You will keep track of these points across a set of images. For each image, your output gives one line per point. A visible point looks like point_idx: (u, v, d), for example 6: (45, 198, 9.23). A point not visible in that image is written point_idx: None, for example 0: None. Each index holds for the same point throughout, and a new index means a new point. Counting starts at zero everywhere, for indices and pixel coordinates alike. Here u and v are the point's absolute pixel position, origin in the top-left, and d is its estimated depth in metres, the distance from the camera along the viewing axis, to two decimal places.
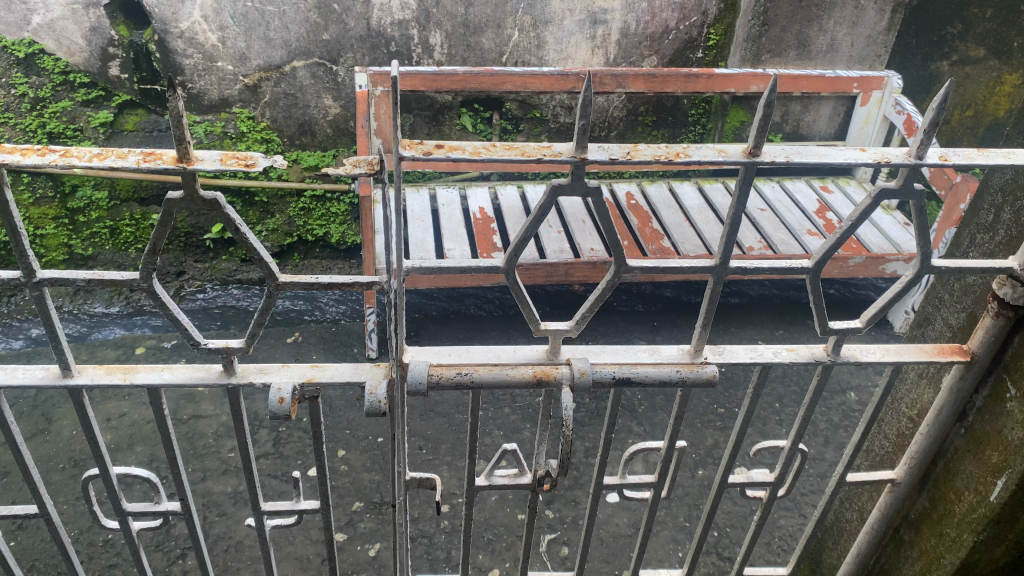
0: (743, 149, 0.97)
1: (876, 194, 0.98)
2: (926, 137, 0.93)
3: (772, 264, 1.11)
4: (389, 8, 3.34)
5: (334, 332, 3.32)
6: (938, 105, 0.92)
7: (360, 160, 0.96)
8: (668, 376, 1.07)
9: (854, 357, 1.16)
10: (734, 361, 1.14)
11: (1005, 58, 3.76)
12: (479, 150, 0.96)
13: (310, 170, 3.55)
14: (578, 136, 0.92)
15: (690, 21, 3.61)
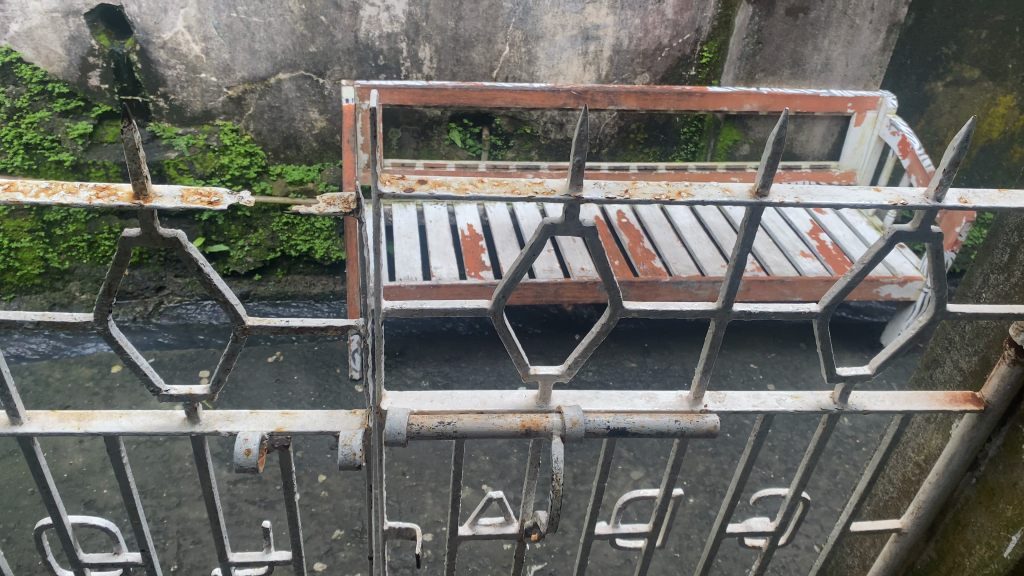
0: (749, 188, 0.91)
1: (889, 237, 0.91)
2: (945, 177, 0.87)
3: (778, 307, 1.04)
4: (378, 21, 3.27)
5: (316, 351, 3.24)
6: (960, 143, 0.85)
7: (335, 198, 0.89)
8: (666, 427, 1.00)
9: (861, 407, 1.09)
10: (736, 409, 1.07)
11: (999, 80, 3.69)
12: (465, 186, 0.90)
13: (294, 184, 3.49)
14: (573, 173, 0.85)
15: (684, 38, 3.56)
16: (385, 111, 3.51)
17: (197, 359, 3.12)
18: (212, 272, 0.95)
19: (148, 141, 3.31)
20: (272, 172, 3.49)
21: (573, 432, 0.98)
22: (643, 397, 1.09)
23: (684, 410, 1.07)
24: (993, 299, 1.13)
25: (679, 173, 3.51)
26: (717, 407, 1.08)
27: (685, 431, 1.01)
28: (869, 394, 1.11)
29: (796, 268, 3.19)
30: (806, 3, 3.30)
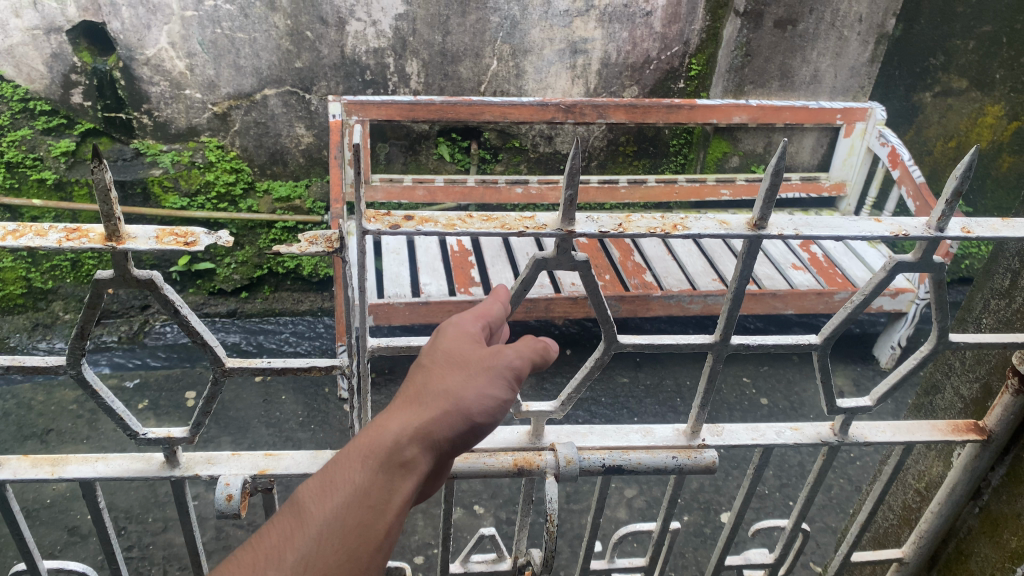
0: (747, 222, 0.98)
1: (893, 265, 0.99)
2: (946, 208, 0.94)
3: (779, 338, 1.17)
4: (364, 36, 3.24)
5: None
6: (962, 174, 0.93)
7: (318, 236, 0.88)
8: (664, 463, 1.03)
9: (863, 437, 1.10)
10: (734, 442, 1.11)
11: (987, 90, 3.69)
12: (452, 222, 0.91)
13: (282, 202, 3.45)
14: (566, 206, 0.88)
15: (672, 51, 3.55)
16: (372, 125, 3.47)
17: (183, 381, 3.10)
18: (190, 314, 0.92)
19: (132, 158, 3.28)
20: (259, 188, 3.45)
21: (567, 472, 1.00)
22: (638, 433, 1.13)
23: (681, 444, 1.12)
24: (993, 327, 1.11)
25: (668, 187, 3.49)
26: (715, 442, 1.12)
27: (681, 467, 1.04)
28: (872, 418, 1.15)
29: (787, 281, 3.22)
30: (794, 15, 3.29)
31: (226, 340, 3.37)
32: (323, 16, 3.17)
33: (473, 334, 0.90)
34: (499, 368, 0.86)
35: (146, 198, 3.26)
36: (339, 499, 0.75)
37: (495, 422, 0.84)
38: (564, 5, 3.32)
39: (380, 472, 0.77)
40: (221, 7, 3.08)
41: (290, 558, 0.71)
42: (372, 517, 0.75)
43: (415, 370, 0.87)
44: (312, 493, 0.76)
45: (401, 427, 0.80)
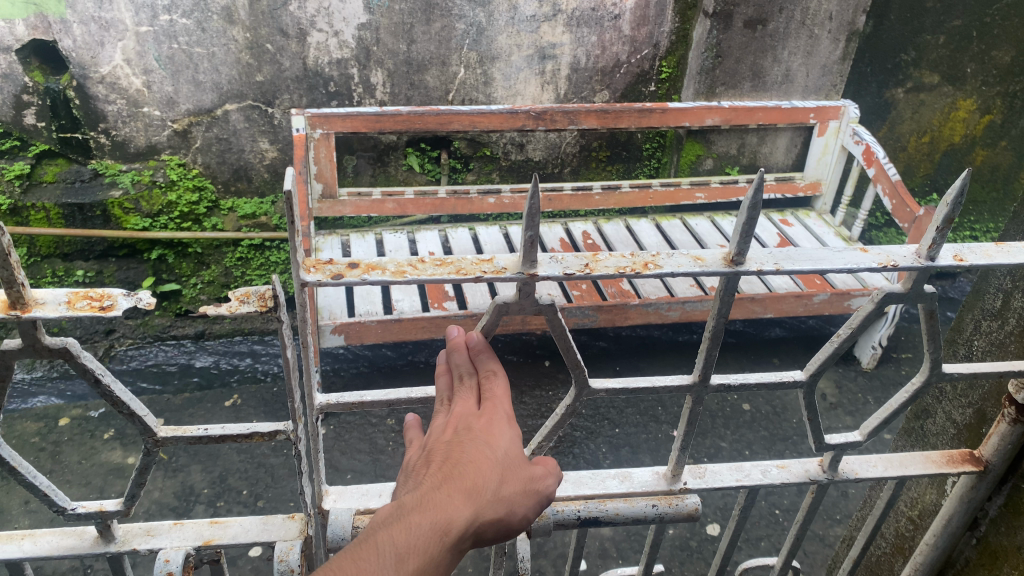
0: (723, 257, 1.14)
1: (885, 293, 1.14)
2: (937, 236, 1.09)
3: (760, 377, 1.38)
4: (327, 46, 3.16)
5: (276, 393, 3.14)
6: (952, 203, 1.05)
7: (251, 295, 0.93)
8: (643, 510, 1.32)
9: (853, 472, 1.24)
10: (714, 481, 1.41)
11: (959, 84, 3.74)
12: (401, 269, 1.06)
13: (247, 219, 3.38)
14: (526, 251, 1.03)
15: (642, 54, 3.49)
16: (338, 138, 3.38)
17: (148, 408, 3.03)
18: (116, 381, 0.97)
19: (90, 179, 3.16)
20: (224, 206, 3.37)
21: (542, 524, 1.28)
22: (621, 477, 1.42)
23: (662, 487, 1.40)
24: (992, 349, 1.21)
25: (643, 191, 3.44)
26: (703, 484, 1.42)
27: (665, 514, 1.33)
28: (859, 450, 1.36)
29: (766, 284, 3.23)
30: (764, 14, 3.25)
31: (197, 363, 3.30)
32: (284, 27, 3.08)
33: (515, 437, 1.02)
34: (536, 493, 0.99)
35: (106, 220, 3.14)
36: (416, 567, 0.81)
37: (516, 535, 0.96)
38: (530, 10, 3.24)
39: (449, 555, 0.85)
40: (177, 22, 2.98)
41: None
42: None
43: (476, 452, 0.96)
44: (392, 553, 0.82)
45: (472, 515, 0.89)
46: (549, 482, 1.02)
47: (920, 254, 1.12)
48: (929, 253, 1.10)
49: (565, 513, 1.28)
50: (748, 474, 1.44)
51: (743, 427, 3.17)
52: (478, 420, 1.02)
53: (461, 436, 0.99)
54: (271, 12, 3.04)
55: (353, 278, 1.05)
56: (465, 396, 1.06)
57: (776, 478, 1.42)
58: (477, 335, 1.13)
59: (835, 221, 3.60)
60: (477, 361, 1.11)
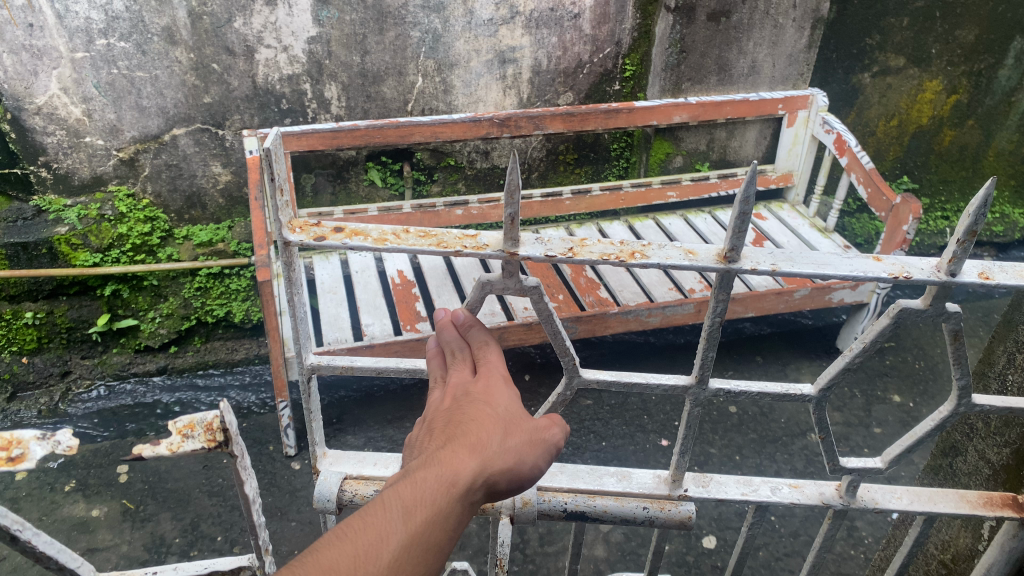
0: (719, 255, 1.18)
1: (904, 308, 1.18)
2: (960, 249, 1.10)
3: (762, 386, 1.38)
4: (276, 63, 3.01)
5: (246, 429, 3.00)
6: (976, 212, 1.06)
7: (198, 429, 1.03)
8: (633, 511, 1.36)
9: (874, 503, 1.35)
10: (717, 492, 1.44)
11: (924, 66, 3.72)
12: (383, 238, 1.19)
13: (203, 247, 3.23)
14: (509, 227, 1.12)
15: (605, 52, 3.39)
16: (294, 157, 3.22)
17: (110, 455, 2.87)
18: (41, 538, 1.09)
19: (33, 216, 3.00)
20: (178, 236, 3.23)
21: (527, 511, 1.36)
22: (618, 477, 1.46)
23: (662, 493, 1.44)
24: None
25: (615, 193, 3.34)
26: (704, 494, 1.43)
27: (657, 518, 1.38)
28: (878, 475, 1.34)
29: (746, 283, 3.15)
30: (727, 6, 3.15)
31: (158, 402, 3.16)
32: (229, 45, 2.93)
33: (512, 396, 1.05)
34: (543, 442, 1.02)
35: (54, 258, 2.96)
36: (424, 519, 0.84)
37: (529, 485, 0.99)
38: (487, 14, 3.12)
39: (457, 505, 0.88)
40: (115, 46, 2.82)
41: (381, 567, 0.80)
42: (445, 546, 0.85)
43: (478, 410, 1.00)
44: (399, 509, 0.84)
45: (477, 467, 0.92)
46: (554, 434, 1.05)
47: (939, 269, 1.15)
48: (950, 268, 1.13)
49: (552, 504, 1.35)
50: (756, 491, 1.44)
51: (731, 430, 3.09)
52: (478, 385, 1.07)
53: (461, 399, 1.04)
54: (215, 30, 2.88)
55: (334, 241, 1.19)
56: (460, 366, 1.11)
57: (786, 496, 1.41)
58: (462, 312, 1.19)
59: (809, 212, 3.54)
60: (467, 335, 1.16)
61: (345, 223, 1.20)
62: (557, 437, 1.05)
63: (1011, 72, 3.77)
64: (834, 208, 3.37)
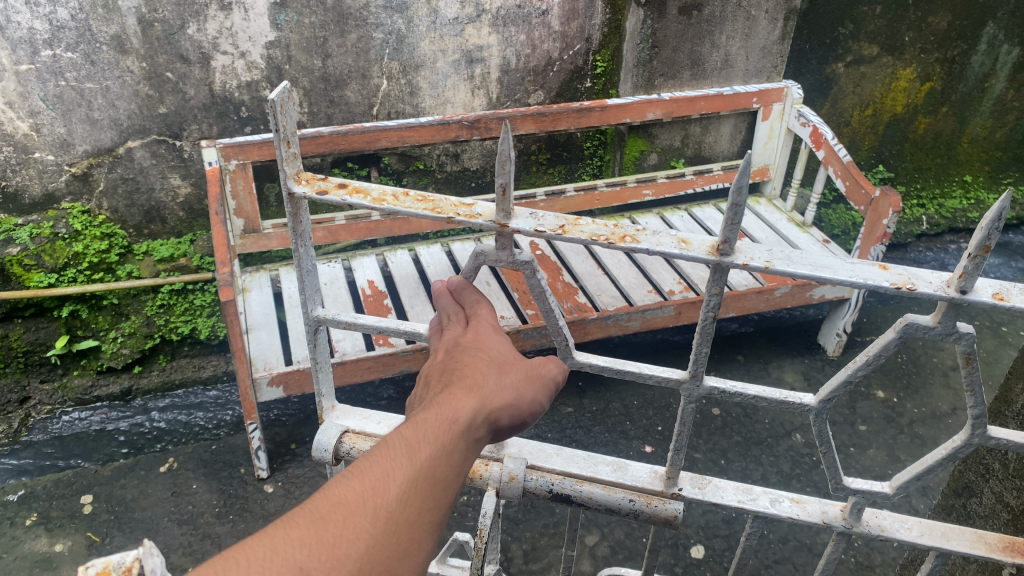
0: (713, 247, 1.19)
1: (910, 324, 1.13)
2: (971, 265, 1.04)
3: (759, 390, 1.38)
4: (233, 70, 2.88)
5: (216, 451, 2.89)
6: (989, 228, 0.99)
7: None
8: (618, 501, 1.43)
9: (878, 529, 1.38)
10: (712, 496, 1.48)
11: (898, 54, 3.67)
12: (381, 198, 1.31)
13: (165, 262, 3.11)
14: (500, 199, 1.23)
15: (574, 49, 3.29)
16: (257, 167, 3.10)
17: (72, 485, 2.75)
18: None
19: None
20: (138, 251, 3.10)
21: (514, 488, 1.43)
22: (613, 466, 1.53)
23: (656, 488, 1.49)
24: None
25: (590, 194, 3.26)
26: (698, 496, 1.48)
27: (642, 512, 1.43)
28: (886, 502, 1.33)
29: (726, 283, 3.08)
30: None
31: (122, 426, 3.02)
32: (183, 53, 2.80)
33: (498, 346, 1.24)
34: (532, 384, 1.22)
35: (6, 280, 2.85)
36: (433, 447, 0.99)
37: (515, 424, 1.17)
38: (452, 12, 3.02)
39: (460, 438, 1.03)
40: (61, 56, 2.68)
41: (400, 488, 0.92)
42: (454, 468, 1.00)
43: (474, 360, 1.19)
44: (412, 442, 0.98)
45: (474, 406, 1.08)
46: (544, 372, 1.28)
47: (951, 285, 1.09)
48: (960, 285, 1.07)
49: (538, 483, 1.44)
50: (755, 500, 1.46)
51: (716, 434, 3.03)
52: (470, 338, 1.25)
53: (459, 352, 1.22)
54: (167, 38, 2.75)
55: (335, 196, 1.33)
56: (456, 323, 1.32)
57: (786, 510, 1.43)
58: (455, 279, 1.40)
59: (787, 206, 3.48)
60: (461, 297, 1.37)
61: (349, 181, 1.34)
62: (551, 373, 1.28)
63: (984, 58, 3.74)
64: (812, 201, 3.31)
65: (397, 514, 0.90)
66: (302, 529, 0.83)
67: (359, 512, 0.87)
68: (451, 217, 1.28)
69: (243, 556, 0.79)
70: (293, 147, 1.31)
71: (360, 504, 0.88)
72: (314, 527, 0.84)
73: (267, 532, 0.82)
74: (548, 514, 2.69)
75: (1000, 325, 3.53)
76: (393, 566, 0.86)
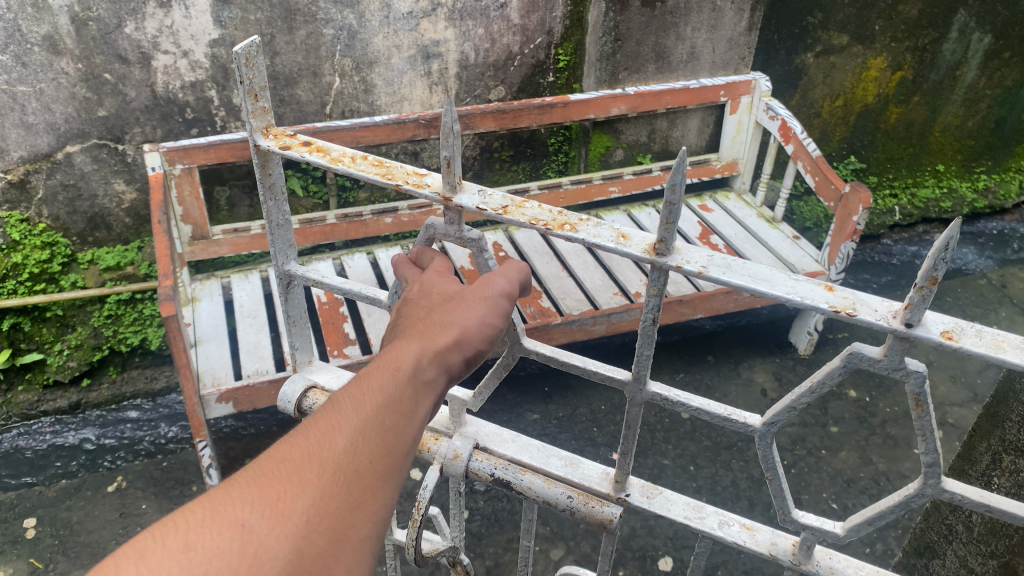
0: (648, 246, 1.10)
1: (854, 354, 1.03)
2: (918, 296, 0.94)
3: (702, 403, 1.30)
4: (175, 70, 2.75)
5: (166, 468, 2.78)
6: (939, 257, 0.89)
7: None
8: (556, 496, 1.33)
9: (827, 568, 1.31)
10: (656, 506, 1.40)
11: (868, 44, 3.59)
12: (337, 160, 1.23)
13: (110, 271, 3.00)
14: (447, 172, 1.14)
15: (536, 42, 3.18)
16: (204, 170, 2.98)
17: (14, 508, 2.63)
18: None
19: None
20: (82, 260, 3.00)
21: (457, 466, 1.38)
22: (564, 461, 1.47)
23: (603, 490, 1.42)
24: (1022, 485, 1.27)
25: (553, 192, 3.17)
26: (643, 505, 1.40)
27: (579, 510, 1.33)
28: (837, 542, 1.25)
29: (694, 284, 3.00)
30: None
31: (70, 442, 2.90)
32: (122, 53, 2.66)
33: (449, 286, 1.10)
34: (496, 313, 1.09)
35: None
36: (380, 398, 0.87)
37: (478, 354, 1.03)
38: (406, 6, 2.90)
39: (409, 383, 0.91)
40: None
41: (345, 443, 0.82)
42: (407, 415, 0.88)
43: (425, 308, 1.07)
44: (355, 398, 0.87)
45: (420, 350, 0.96)
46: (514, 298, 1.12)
47: (897, 315, 0.99)
48: (907, 316, 0.97)
49: (480, 464, 1.37)
50: (703, 519, 1.38)
51: (685, 439, 2.96)
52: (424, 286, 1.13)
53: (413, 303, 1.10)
54: (103, 37, 2.62)
55: (297, 153, 1.25)
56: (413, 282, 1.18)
57: (733, 536, 1.35)
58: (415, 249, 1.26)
59: (756, 200, 3.40)
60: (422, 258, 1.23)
61: (312, 140, 1.26)
62: (498, 290, 1.08)
63: (956, 46, 3.67)
64: (782, 197, 3.23)
65: (342, 470, 0.80)
66: (239, 496, 0.75)
67: (298, 473, 0.78)
68: (399, 184, 1.19)
69: (174, 529, 0.71)
70: (259, 101, 1.23)
71: (298, 465, 0.79)
72: (253, 491, 0.76)
73: (200, 504, 0.74)
74: (513, 528, 2.62)
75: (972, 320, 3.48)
76: (344, 523, 0.77)
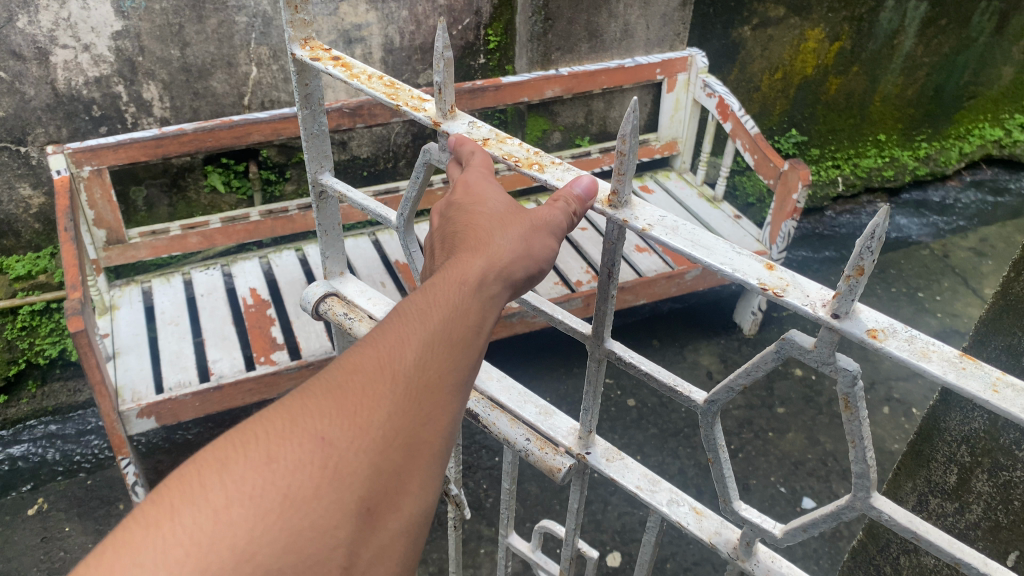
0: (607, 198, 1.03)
1: (785, 344, 0.93)
2: (847, 286, 0.84)
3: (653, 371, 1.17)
4: (77, 65, 2.58)
5: (91, 486, 2.64)
6: (863, 244, 0.79)
7: None
8: (515, 435, 1.30)
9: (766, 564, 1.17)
10: (608, 471, 1.29)
11: (805, 15, 3.52)
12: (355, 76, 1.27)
13: (21, 280, 2.83)
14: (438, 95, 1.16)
15: (463, 24, 3.05)
16: (117, 170, 2.82)
17: None
18: None
19: None
20: None
21: None
22: (541, 412, 1.38)
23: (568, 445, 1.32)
24: (949, 531, 1.26)
25: None
26: (600, 467, 1.30)
27: (532, 456, 1.28)
28: (776, 544, 1.11)
29: (634, 268, 2.92)
30: None
31: None
32: (16, 49, 2.48)
33: (499, 193, 1.00)
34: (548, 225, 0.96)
35: None
36: (448, 311, 0.80)
37: (539, 275, 0.95)
38: None
39: (476, 296, 0.83)
40: None
41: (414, 355, 0.75)
42: (473, 328, 0.81)
43: (472, 215, 0.95)
44: (417, 309, 0.80)
45: (482, 265, 0.87)
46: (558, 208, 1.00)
47: (827, 304, 0.89)
48: (835, 307, 0.87)
49: None
50: (653, 493, 1.27)
51: (631, 427, 2.89)
52: (466, 189, 1.01)
53: (457, 205, 0.98)
54: None
55: (323, 64, 1.29)
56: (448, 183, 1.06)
57: (679, 516, 1.23)
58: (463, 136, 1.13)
59: (696, 179, 3.33)
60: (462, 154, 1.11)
61: (343, 56, 1.30)
62: (555, 221, 0.97)
63: (892, 15, 3.63)
64: (721, 175, 3.16)
65: (415, 384, 0.73)
66: (314, 404, 0.69)
67: (372, 385, 0.71)
68: (400, 105, 1.21)
69: (252, 436, 0.65)
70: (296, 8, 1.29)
71: (369, 378, 0.72)
72: (328, 401, 0.69)
73: (267, 416, 0.68)
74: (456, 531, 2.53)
75: (916, 291, 3.46)
76: (415, 439, 0.71)
